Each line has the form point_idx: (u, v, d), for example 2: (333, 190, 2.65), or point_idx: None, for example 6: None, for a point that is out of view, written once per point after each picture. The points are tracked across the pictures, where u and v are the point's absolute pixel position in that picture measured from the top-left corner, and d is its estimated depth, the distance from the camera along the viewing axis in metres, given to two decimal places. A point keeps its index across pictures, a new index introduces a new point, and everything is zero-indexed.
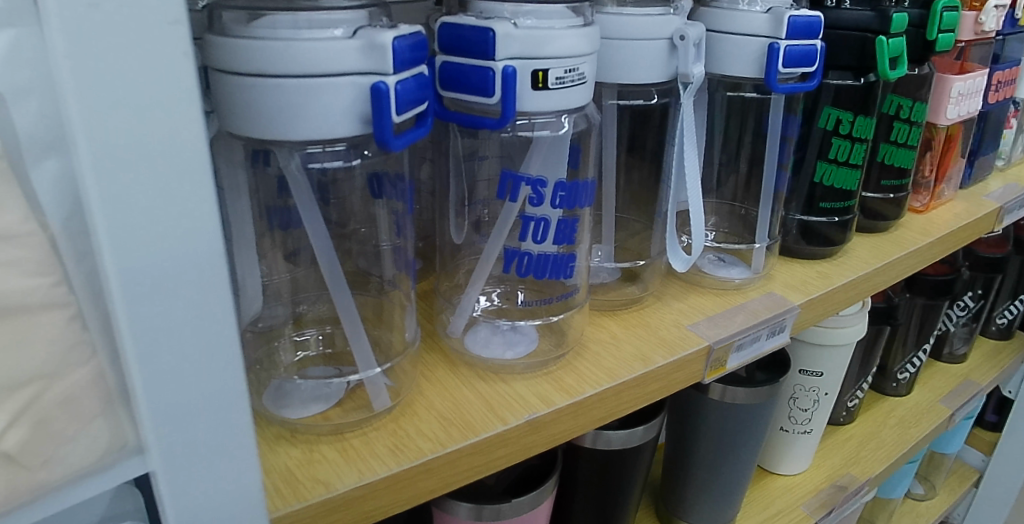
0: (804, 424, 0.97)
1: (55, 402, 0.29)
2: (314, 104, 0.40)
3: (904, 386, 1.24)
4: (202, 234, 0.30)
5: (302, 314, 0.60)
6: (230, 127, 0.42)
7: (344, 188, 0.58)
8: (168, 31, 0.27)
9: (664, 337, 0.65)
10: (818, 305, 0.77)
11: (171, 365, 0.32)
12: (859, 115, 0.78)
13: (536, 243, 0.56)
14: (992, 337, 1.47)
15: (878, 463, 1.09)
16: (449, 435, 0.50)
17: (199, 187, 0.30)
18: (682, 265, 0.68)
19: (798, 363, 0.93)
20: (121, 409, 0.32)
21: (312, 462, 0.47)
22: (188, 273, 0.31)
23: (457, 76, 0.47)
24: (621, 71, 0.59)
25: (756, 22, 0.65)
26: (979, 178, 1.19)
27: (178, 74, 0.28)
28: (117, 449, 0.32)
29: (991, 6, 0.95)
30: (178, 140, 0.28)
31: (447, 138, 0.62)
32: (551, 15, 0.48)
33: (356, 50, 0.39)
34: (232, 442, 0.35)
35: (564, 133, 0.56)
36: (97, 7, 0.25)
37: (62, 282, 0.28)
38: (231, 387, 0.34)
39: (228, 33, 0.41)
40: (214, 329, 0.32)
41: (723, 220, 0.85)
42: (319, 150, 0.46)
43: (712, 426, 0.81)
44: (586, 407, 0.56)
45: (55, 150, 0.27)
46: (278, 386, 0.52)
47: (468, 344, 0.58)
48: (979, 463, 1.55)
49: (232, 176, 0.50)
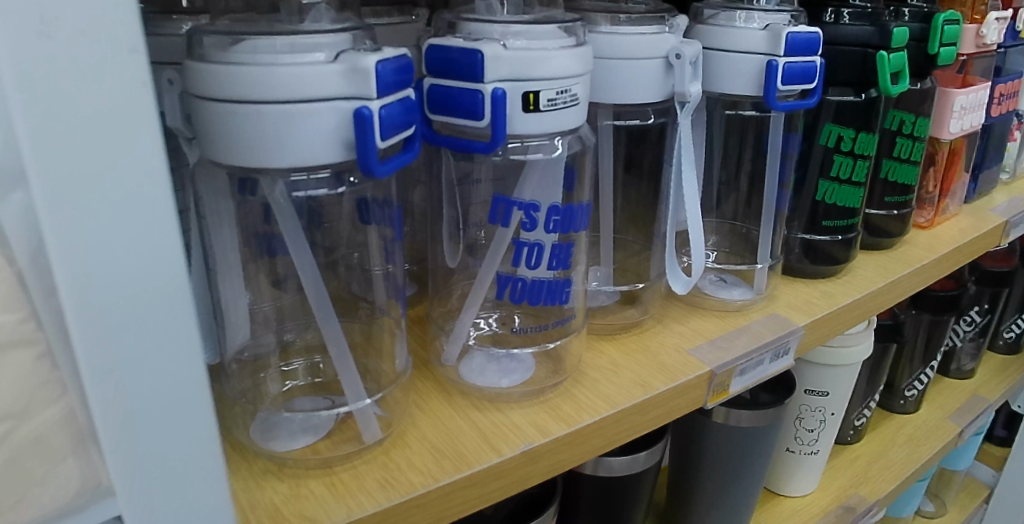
0: (810, 445, 0.95)
1: (24, 441, 0.27)
2: (295, 130, 0.38)
3: (912, 403, 1.22)
4: (166, 267, 0.29)
5: (289, 343, 0.58)
6: (209, 154, 0.41)
7: (332, 213, 0.57)
8: (127, 60, 0.26)
9: (664, 362, 0.63)
10: (823, 325, 0.75)
11: (140, 404, 0.31)
12: (861, 131, 0.76)
13: (530, 269, 0.55)
14: (1000, 352, 1.45)
15: (887, 483, 1.06)
16: (441, 468, 0.48)
17: (162, 220, 0.28)
18: (682, 288, 0.66)
19: (803, 383, 0.91)
20: (95, 449, 0.30)
21: (299, 497, 0.45)
22: (154, 310, 0.29)
23: (446, 99, 0.46)
24: (617, 91, 0.58)
25: (754, 38, 0.64)
26: (983, 192, 1.18)
27: (138, 104, 0.26)
28: (90, 489, 0.30)
29: (992, 19, 0.93)
30: (140, 172, 0.27)
31: (439, 160, 0.61)
32: (542, 36, 0.47)
33: (337, 74, 0.38)
34: (208, 481, 0.34)
35: (559, 154, 0.55)
36: (49, 35, 0.24)
37: (30, 317, 0.27)
38: (201, 426, 0.33)
39: (207, 58, 0.39)
40: (182, 368, 0.31)
41: (724, 239, 0.84)
42: (304, 178, 0.45)
43: (716, 448, 0.79)
44: (584, 437, 0.54)
45: (20, 184, 0.26)
46: (264, 418, 0.50)
47: (463, 372, 0.57)
48: (990, 479, 1.52)
49: (215, 204, 0.48)
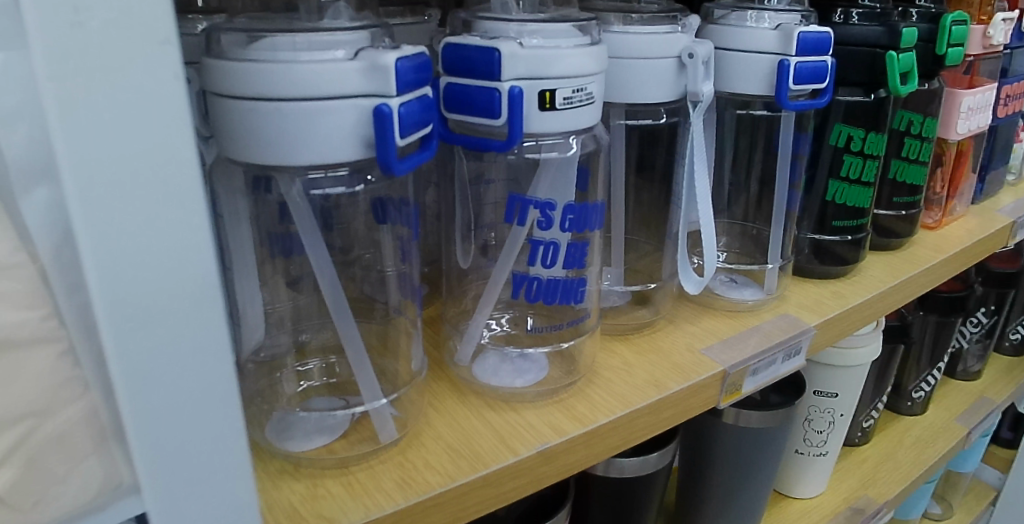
0: (819, 446, 0.95)
1: (47, 440, 0.28)
2: (316, 127, 0.38)
3: (919, 405, 1.21)
4: (194, 262, 0.29)
5: (305, 343, 0.58)
6: (229, 153, 0.41)
7: (348, 213, 0.57)
8: (158, 51, 0.26)
9: (678, 363, 0.63)
10: (834, 325, 0.75)
11: (167, 401, 0.30)
12: (870, 131, 0.77)
13: (545, 268, 0.55)
14: (1006, 354, 1.45)
15: (896, 484, 1.06)
16: (458, 468, 0.48)
17: (192, 214, 0.28)
18: (694, 288, 0.66)
19: (812, 385, 0.91)
20: (117, 447, 0.30)
21: (316, 497, 0.45)
22: (182, 304, 0.29)
23: (463, 98, 0.46)
24: (630, 91, 0.58)
25: (766, 38, 0.64)
26: (990, 193, 1.18)
27: (168, 97, 0.26)
28: (112, 487, 0.30)
29: (999, 20, 0.94)
30: (169, 164, 0.27)
31: (453, 161, 0.61)
32: (557, 34, 0.47)
33: (357, 72, 0.38)
34: (231, 480, 0.34)
35: (573, 153, 0.54)
36: (82, 25, 0.24)
37: (53, 315, 0.27)
38: (227, 424, 0.33)
39: (227, 55, 0.39)
40: (208, 364, 0.31)
41: (735, 240, 0.83)
42: (321, 175, 0.45)
43: (727, 449, 0.78)
44: (599, 436, 0.54)
45: (46, 179, 0.26)
46: (280, 418, 0.50)
47: (477, 372, 0.57)
48: (996, 481, 1.52)
49: (232, 204, 0.49)
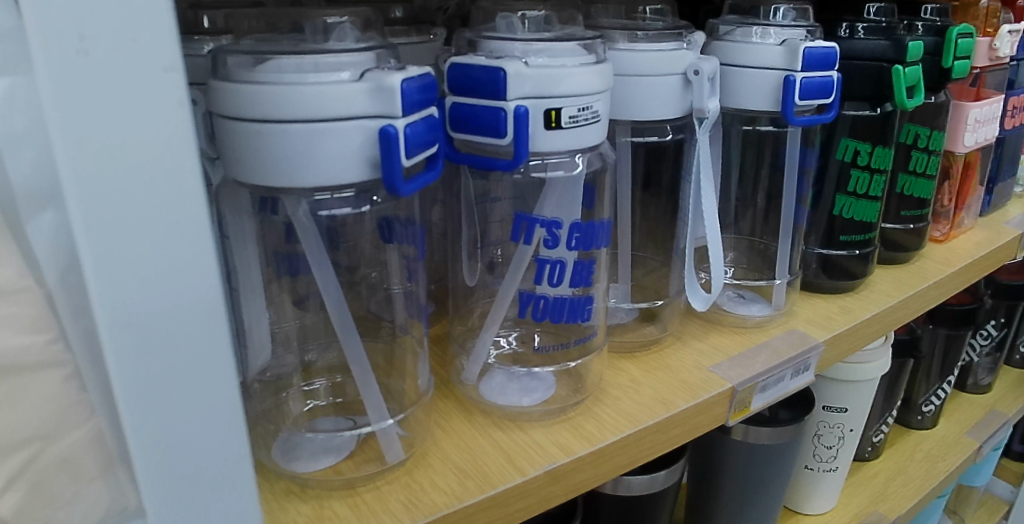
0: (829, 462, 0.93)
1: (51, 464, 0.28)
2: (324, 149, 0.39)
3: (930, 419, 1.19)
4: (201, 285, 0.29)
5: (311, 363, 0.58)
6: (236, 175, 0.41)
7: (353, 232, 0.57)
8: (163, 78, 0.26)
9: (686, 380, 0.63)
10: (842, 341, 0.75)
11: (172, 427, 0.30)
12: (877, 145, 0.76)
13: (551, 286, 0.55)
14: (1016, 366, 1.43)
15: (906, 499, 1.04)
16: (464, 488, 0.48)
17: (196, 238, 0.28)
18: (701, 304, 0.66)
19: (821, 400, 0.90)
20: (123, 472, 0.30)
21: (322, 519, 0.45)
22: (187, 329, 0.29)
23: (468, 117, 0.46)
24: (636, 107, 0.58)
25: (772, 54, 0.64)
26: (999, 205, 1.17)
27: (174, 122, 0.26)
28: (116, 512, 0.30)
29: (1006, 32, 0.93)
30: (175, 188, 0.27)
31: (457, 180, 0.61)
32: (562, 54, 0.47)
33: (363, 92, 0.38)
34: (236, 504, 0.33)
35: (579, 172, 0.55)
36: (88, 53, 0.24)
37: (59, 338, 0.27)
38: (234, 449, 0.32)
39: (233, 78, 0.39)
40: (214, 390, 0.31)
41: (741, 256, 0.82)
42: (328, 196, 0.45)
43: (735, 466, 0.77)
44: (607, 455, 0.53)
45: (51, 203, 0.26)
46: (286, 438, 0.50)
47: (484, 391, 0.56)
48: (1008, 494, 1.49)
49: (239, 224, 0.49)
